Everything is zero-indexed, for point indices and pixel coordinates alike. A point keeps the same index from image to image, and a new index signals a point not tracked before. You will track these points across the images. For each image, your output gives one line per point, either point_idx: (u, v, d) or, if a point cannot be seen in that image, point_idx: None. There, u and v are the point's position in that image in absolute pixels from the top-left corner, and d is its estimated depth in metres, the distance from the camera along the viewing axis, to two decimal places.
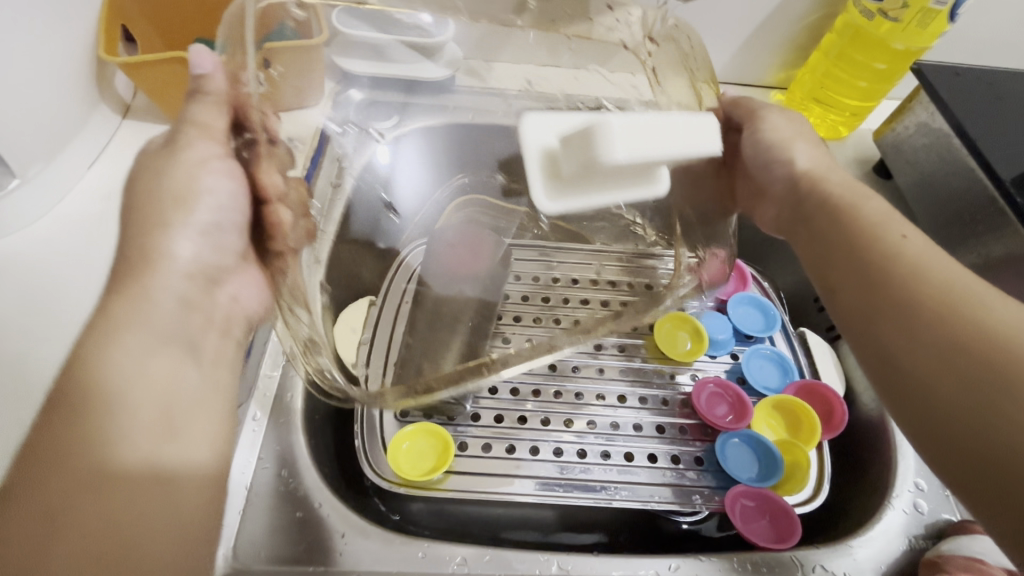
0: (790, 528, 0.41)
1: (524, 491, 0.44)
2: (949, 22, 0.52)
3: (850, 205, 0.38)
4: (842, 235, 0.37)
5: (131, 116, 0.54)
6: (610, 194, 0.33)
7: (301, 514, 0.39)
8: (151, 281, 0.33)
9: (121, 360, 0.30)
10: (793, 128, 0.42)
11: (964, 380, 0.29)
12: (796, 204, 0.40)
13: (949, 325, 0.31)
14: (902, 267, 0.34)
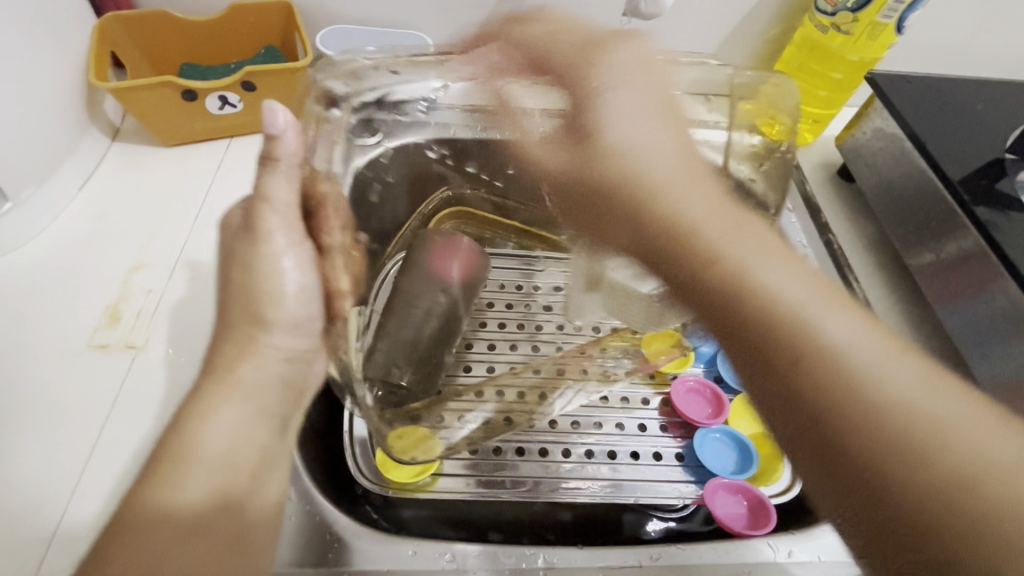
0: (765, 516, 0.43)
1: (512, 491, 0.45)
2: (897, 34, 0.55)
3: (727, 262, 0.33)
4: (774, 320, 0.31)
5: (120, 139, 0.55)
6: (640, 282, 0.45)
7: (294, 517, 0.40)
8: (244, 367, 0.34)
9: (222, 427, 0.32)
10: (634, 93, 0.38)
11: (863, 495, 0.28)
12: (734, 316, 0.32)
13: (878, 457, 0.27)
14: (838, 374, 0.29)
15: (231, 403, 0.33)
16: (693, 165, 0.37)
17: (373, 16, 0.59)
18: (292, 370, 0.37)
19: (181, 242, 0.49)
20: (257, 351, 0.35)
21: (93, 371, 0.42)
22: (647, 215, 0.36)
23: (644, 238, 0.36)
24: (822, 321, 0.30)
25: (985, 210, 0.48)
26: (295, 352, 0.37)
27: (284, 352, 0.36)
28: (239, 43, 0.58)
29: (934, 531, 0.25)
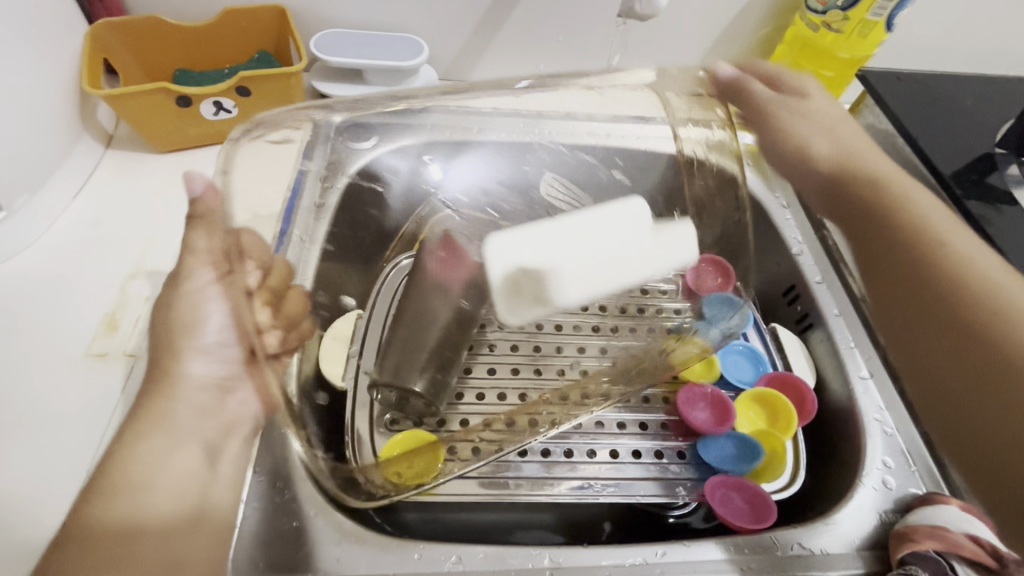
0: (765, 510, 0.44)
1: (515, 491, 0.46)
2: (887, 31, 0.56)
3: (903, 204, 0.44)
4: (912, 255, 0.42)
5: (114, 146, 0.55)
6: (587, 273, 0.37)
7: (296, 523, 0.40)
8: (167, 403, 0.40)
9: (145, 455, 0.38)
10: (824, 99, 0.48)
11: (928, 379, 0.40)
12: (850, 207, 0.45)
13: (978, 329, 0.38)
14: (960, 273, 0.40)
15: (147, 448, 0.38)
16: (840, 120, 0.48)
17: (366, 19, 0.59)
18: (215, 402, 0.42)
19: (178, 249, 0.49)
20: (176, 380, 0.41)
21: (91, 381, 0.42)
22: (862, 174, 0.46)
23: (841, 174, 0.46)
24: (954, 238, 0.42)
25: (977, 203, 0.49)
26: (209, 378, 0.42)
27: (199, 379, 0.42)
28: (232, 48, 0.58)
29: (1001, 366, 0.36)
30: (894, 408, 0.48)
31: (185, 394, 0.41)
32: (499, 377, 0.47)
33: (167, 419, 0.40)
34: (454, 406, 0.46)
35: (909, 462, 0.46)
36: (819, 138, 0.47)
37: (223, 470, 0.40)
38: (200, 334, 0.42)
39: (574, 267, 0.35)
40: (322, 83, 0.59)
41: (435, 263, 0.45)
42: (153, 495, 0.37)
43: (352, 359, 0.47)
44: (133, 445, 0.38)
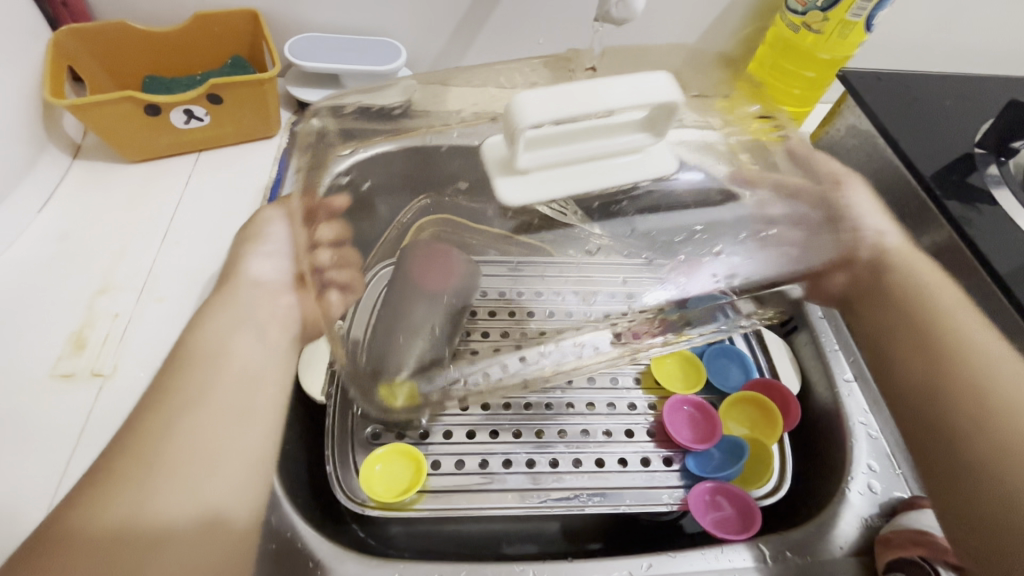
0: (751, 520, 0.43)
1: (501, 504, 0.45)
2: (866, 32, 0.56)
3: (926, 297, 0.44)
4: (933, 355, 0.43)
5: (81, 156, 0.53)
6: (577, 162, 0.36)
7: (274, 545, 0.39)
8: (239, 293, 0.43)
9: (215, 335, 0.41)
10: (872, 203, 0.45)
11: (938, 473, 0.39)
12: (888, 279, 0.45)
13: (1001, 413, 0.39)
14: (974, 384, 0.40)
15: (209, 337, 0.40)
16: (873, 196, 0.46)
17: (341, 23, 0.58)
18: (268, 300, 0.44)
19: (149, 262, 0.48)
20: (241, 277, 0.44)
21: (57, 402, 0.40)
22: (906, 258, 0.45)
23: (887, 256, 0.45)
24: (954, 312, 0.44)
25: (957, 203, 0.49)
26: (265, 279, 0.45)
27: (258, 280, 0.44)
28: (204, 54, 0.57)
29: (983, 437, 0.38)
30: (878, 410, 0.48)
31: (243, 299, 0.43)
32: None
33: (241, 320, 0.42)
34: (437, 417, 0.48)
35: (895, 464, 0.46)
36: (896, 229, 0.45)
37: (273, 381, 0.41)
38: (263, 243, 0.45)
39: (553, 96, 0.32)
40: (297, 88, 0.58)
41: (416, 267, 0.45)
42: (201, 403, 0.37)
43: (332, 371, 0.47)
44: (207, 322, 0.42)
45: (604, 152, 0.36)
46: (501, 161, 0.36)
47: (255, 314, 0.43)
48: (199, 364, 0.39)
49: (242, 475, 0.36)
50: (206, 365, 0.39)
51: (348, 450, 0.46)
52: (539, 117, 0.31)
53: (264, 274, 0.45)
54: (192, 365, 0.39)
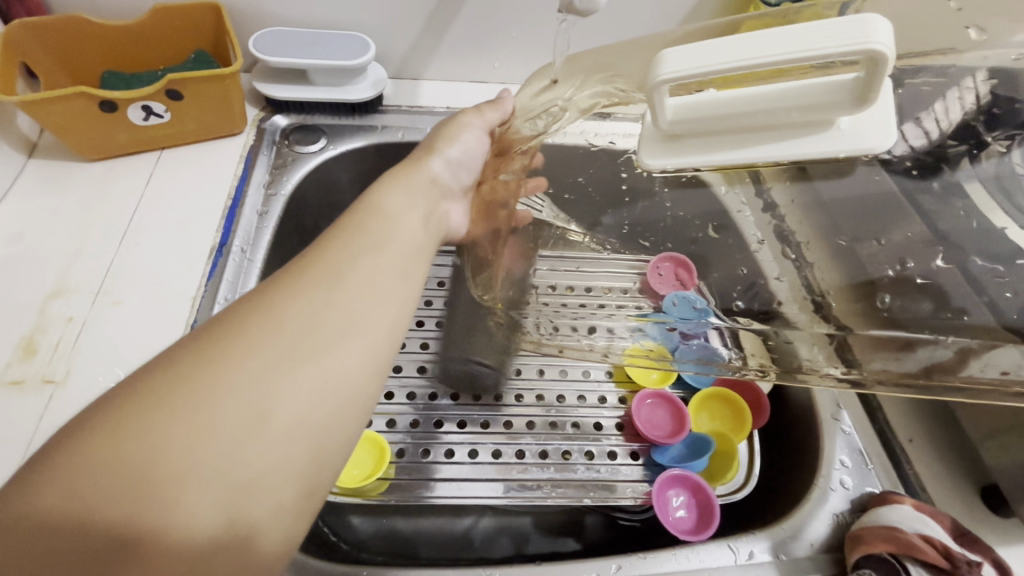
0: (709, 519, 0.43)
1: (464, 494, 0.45)
2: None
3: None
4: None
5: (37, 155, 0.52)
6: (747, 134, 0.29)
7: None
8: (414, 170, 0.41)
9: (394, 202, 0.38)
10: None
11: None
12: None
13: None
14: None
15: (389, 202, 0.37)
16: None
17: (309, 16, 0.56)
18: (439, 196, 0.41)
19: (107, 264, 0.46)
20: (417, 167, 0.41)
21: (5, 411, 0.39)
22: None
23: None
24: None
25: None
26: (440, 179, 0.42)
27: (435, 175, 0.42)
28: (164, 49, 0.55)
29: None
30: (850, 406, 0.48)
31: (416, 179, 0.40)
32: (452, 377, 0.50)
33: (415, 198, 0.39)
34: (404, 405, 0.49)
35: (866, 460, 0.45)
36: None
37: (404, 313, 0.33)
38: (452, 143, 0.43)
39: (722, 57, 0.25)
40: (263, 83, 0.56)
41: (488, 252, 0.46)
42: (368, 269, 0.33)
43: None
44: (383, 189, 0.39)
45: (781, 127, 0.28)
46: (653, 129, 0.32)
47: (415, 193, 0.39)
48: (382, 241, 0.35)
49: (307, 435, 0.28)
50: (373, 241, 0.34)
51: None
52: (677, 76, 0.26)
53: (442, 174, 0.42)
54: (371, 221, 0.36)
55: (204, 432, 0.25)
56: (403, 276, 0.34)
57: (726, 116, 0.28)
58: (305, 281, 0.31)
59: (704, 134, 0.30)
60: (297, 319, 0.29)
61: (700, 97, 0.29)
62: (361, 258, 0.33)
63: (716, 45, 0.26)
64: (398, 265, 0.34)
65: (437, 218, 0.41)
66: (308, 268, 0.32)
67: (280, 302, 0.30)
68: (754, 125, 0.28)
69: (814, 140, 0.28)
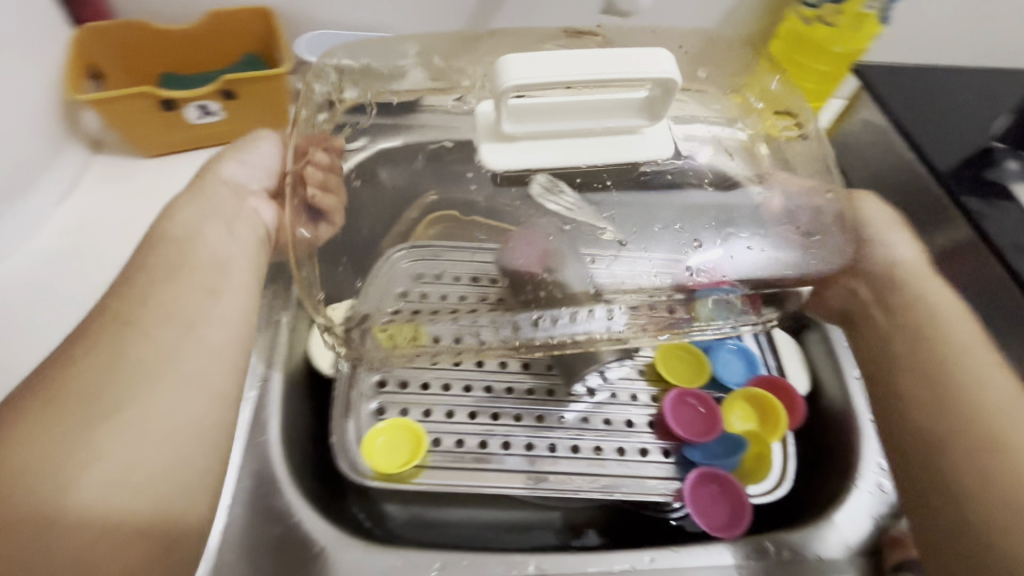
0: (741, 517, 0.43)
1: (499, 484, 0.46)
2: (881, 25, 0.56)
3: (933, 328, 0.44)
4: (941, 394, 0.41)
5: (99, 151, 0.55)
6: (570, 134, 0.39)
7: (281, 530, 0.39)
8: (208, 184, 0.44)
9: (185, 220, 0.41)
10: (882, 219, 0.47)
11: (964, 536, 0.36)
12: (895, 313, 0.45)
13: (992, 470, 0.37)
14: (963, 414, 0.40)
15: (179, 222, 0.41)
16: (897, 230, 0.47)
17: (355, 19, 0.58)
18: (233, 198, 0.44)
19: None
20: (206, 180, 0.44)
21: None
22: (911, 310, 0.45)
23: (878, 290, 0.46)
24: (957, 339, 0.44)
25: (973, 199, 0.48)
26: (234, 180, 0.44)
27: (228, 179, 0.44)
28: (218, 52, 0.58)
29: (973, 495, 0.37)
30: None
31: (212, 191, 0.43)
32: (485, 370, 0.51)
33: (205, 216, 0.42)
34: (440, 396, 0.50)
35: None
36: (908, 242, 0.47)
37: (221, 323, 0.37)
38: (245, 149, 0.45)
39: (536, 71, 0.34)
40: None
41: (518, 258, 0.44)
42: (147, 316, 0.35)
43: None
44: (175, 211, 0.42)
45: (582, 133, 0.39)
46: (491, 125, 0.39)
47: (220, 206, 0.43)
48: (160, 278, 0.38)
49: (136, 496, 0.30)
50: (165, 281, 0.37)
51: (354, 425, 0.47)
52: (516, 81, 0.34)
53: (234, 176, 0.45)
54: (162, 247, 0.40)
55: (42, 520, 0.28)
56: (222, 269, 0.40)
57: (546, 120, 0.38)
58: (103, 338, 0.34)
59: (542, 129, 0.38)
60: (83, 408, 0.31)
61: (526, 99, 0.38)
62: (165, 284, 0.37)
63: (531, 59, 0.35)
64: (214, 268, 0.39)
65: (242, 218, 0.43)
66: (120, 298, 0.36)
67: (47, 392, 0.32)
68: (567, 125, 0.38)
69: (605, 142, 0.39)
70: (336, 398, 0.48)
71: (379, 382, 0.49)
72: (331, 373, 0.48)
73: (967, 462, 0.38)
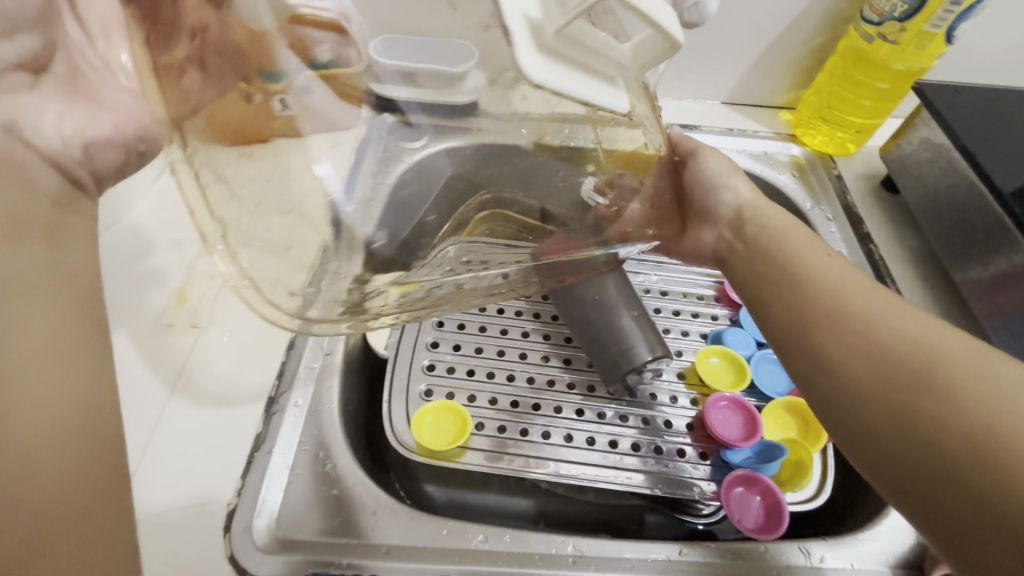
0: (777, 522, 0.43)
1: (537, 470, 0.47)
2: (946, 44, 0.54)
3: (798, 266, 0.41)
4: (845, 330, 0.37)
5: None
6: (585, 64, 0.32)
7: (336, 492, 0.42)
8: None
9: None
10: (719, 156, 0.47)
11: (928, 484, 0.31)
12: (768, 260, 0.42)
13: (917, 395, 0.33)
14: (858, 328, 0.37)
15: None
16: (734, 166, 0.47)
17: None
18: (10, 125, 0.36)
19: None
20: None
21: (158, 346, 0.46)
22: (777, 257, 0.42)
23: (747, 239, 0.44)
24: (818, 267, 0.41)
25: None
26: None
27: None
28: None
29: (916, 426, 0.32)
30: None
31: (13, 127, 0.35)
32: (529, 362, 0.53)
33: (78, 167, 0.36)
34: (484, 383, 0.52)
35: None
36: (746, 185, 0.46)
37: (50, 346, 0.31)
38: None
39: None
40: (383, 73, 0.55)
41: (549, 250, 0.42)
42: None
43: (397, 330, 0.54)
44: None
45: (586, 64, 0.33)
46: (535, 28, 0.32)
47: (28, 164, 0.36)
48: None
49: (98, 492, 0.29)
50: None
51: (403, 404, 0.50)
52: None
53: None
54: None
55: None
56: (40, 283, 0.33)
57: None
58: None
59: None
60: None
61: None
62: None
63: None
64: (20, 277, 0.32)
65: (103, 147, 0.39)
66: None
67: None
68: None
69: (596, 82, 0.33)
70: (389, 379, 0.51)
71: (429, 365, 0.52)
72: (385, 352, 0.54)
73: (883, 400, 0.34)
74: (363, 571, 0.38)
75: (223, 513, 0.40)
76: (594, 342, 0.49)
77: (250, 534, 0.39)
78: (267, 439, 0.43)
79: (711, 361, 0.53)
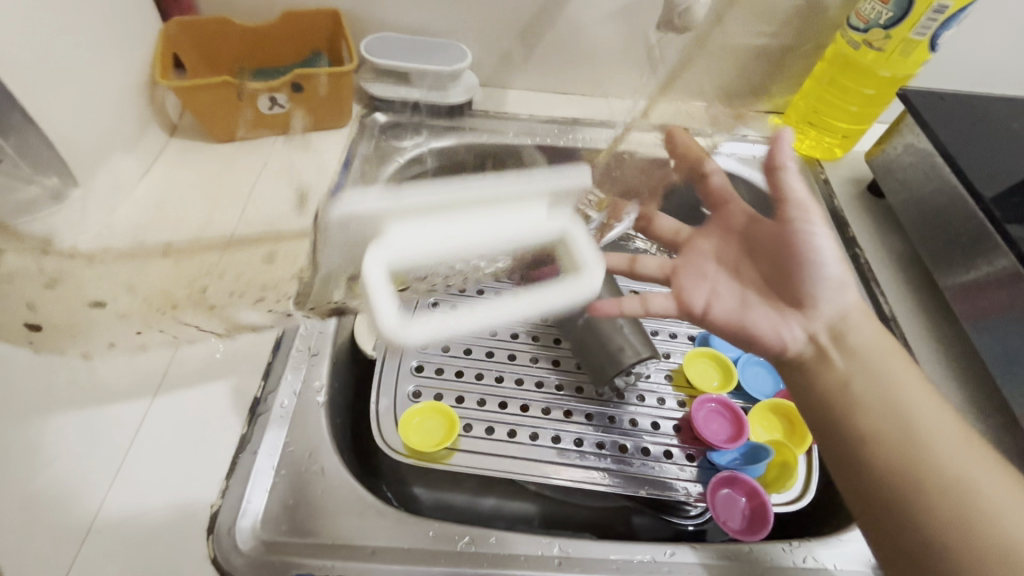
0: (761, 522, 0.44)
1: (525, 471, 0.47)
2: (930, 52, 0.55)
3: (913, 428, 0.40)
4: (958, 509, 0.37)
5: None
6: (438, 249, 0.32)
7: (322, 493, 0.42)
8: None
9: None
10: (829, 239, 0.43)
11: None
12: (899, 413, 0.40)
13: None
14: (962, 509, 0.37)
15: None
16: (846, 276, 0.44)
17: None
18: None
19: None
20: None
21: None
22: (910, 415, 0.40)
23: (872, 374, 0.42)
24: (937, 432, 0.40)
25: (1018, 227, 0.48)
26: None
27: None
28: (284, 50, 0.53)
29: None
30: None
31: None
32: (517, 363, 0.53)
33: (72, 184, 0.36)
34: (473, 384, 0.52)
35: None
36: (853, 290, 0.45)
37: None
38: None
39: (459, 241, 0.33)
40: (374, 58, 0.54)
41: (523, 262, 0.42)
42: None
43: None
44: None
45: (499, 245, 0.34)
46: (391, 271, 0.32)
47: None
48: None
49: None
50: None
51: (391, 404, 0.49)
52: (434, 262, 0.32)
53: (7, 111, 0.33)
54: None
55: None
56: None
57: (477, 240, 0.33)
58: None
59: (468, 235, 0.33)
60: None
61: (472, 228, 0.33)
62: None
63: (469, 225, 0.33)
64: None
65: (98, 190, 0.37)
66: None
67: None
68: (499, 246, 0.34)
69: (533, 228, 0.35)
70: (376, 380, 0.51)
71: (418, 366, 0.52)
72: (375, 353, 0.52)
73: None
74: (349, 573, 0.38)
75: (206, 515, 0.39)
76: (581, 346, 0.48)
77: (233, 536, 0.38)
78: (252, 440, 0.43)
79: (698, 366, 0.53)
